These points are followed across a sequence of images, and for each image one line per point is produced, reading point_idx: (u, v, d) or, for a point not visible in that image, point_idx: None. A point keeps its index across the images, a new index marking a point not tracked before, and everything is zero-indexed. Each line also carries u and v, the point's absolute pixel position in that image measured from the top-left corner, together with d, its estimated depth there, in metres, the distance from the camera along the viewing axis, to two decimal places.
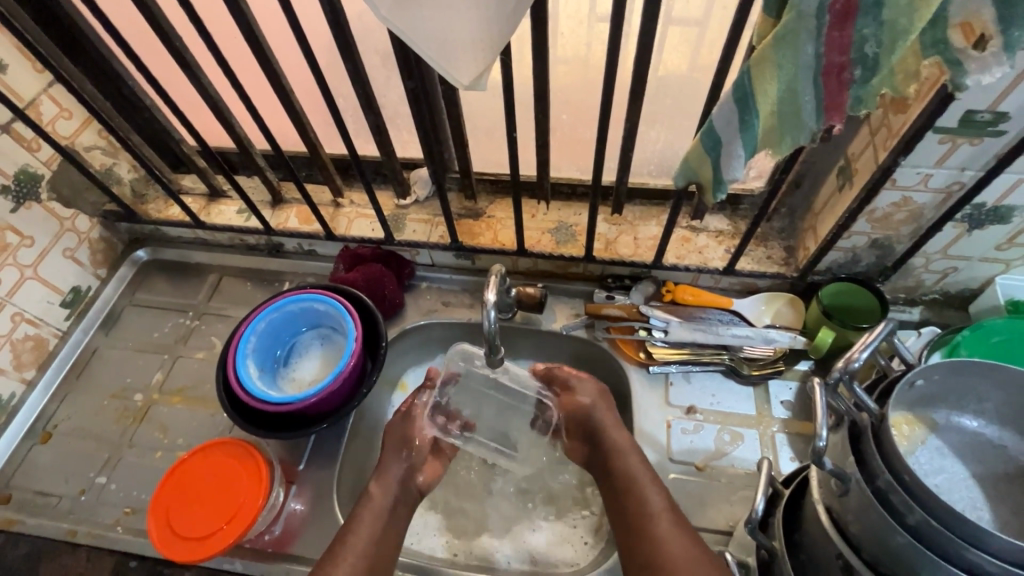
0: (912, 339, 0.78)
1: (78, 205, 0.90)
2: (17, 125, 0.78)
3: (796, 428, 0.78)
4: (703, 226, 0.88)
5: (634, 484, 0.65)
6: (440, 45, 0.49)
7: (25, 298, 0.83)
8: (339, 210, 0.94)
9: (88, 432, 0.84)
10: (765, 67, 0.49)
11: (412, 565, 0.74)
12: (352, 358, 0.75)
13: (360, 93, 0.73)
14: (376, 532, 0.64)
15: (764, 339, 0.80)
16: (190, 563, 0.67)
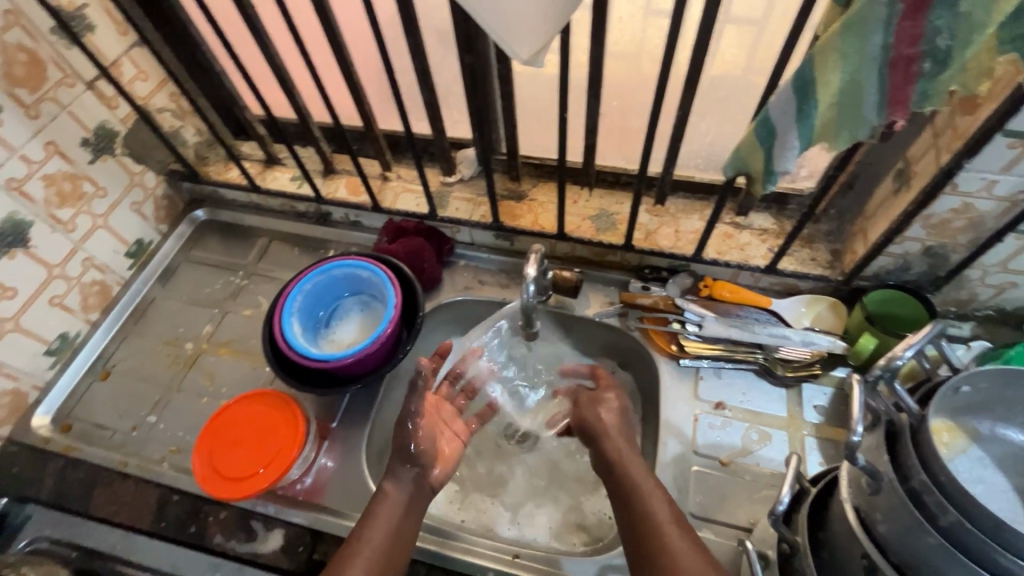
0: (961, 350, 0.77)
1: (147, 161, 0.95)
2: (100, 83, 0.84)
3: (828, 433, 0.77)
4: (747, 223, 0.86)
5: (639, 495, 0.62)
6: (505, 19, 0.50)
7: (95, 245, 0.89)
8: (386, 183, 0.97)
9: (142, 375, 0.90)
10: (828, 55, 0.48)
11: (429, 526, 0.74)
12: (391, 325, 0.78)
13: (418, 67, 0.74)
14: (398, 520, 0.64)
15: (802, 340, 0.78)
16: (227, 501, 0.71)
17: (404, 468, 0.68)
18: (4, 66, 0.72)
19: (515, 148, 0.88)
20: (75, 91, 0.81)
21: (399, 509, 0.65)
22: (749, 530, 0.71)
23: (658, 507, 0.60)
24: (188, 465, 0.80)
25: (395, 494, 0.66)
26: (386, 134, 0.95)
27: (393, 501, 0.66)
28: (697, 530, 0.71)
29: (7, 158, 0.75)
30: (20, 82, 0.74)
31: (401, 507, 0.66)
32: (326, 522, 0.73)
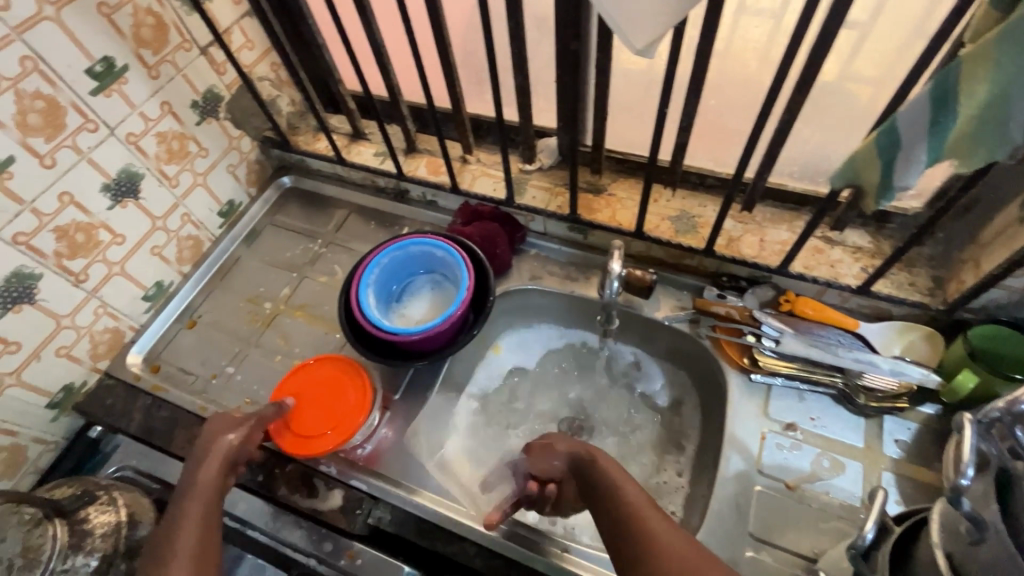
0: None
1: (245, 127, 1.01)
2: (212, 49, 0.89)
3: (909, 471, 0.72)
4: (840, 239, 0.82)
5: (629, 503, 0.58)
6: (624, 6, 0.49)
7: (193, 201, 0.95)
8: (466, 165, 0.99)
9: (224, 327, 0.95)
10: (979, 64, 0.44)
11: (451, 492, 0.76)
12: (461, 306, 0.78)
13: (515, 51, 0.74)
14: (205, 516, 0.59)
15: (891, 370, 0.74)
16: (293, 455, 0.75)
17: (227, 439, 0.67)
18: (133, 27, 0.77)
19: (600, 141, 0.86)
20: (190, 55, 0.86)
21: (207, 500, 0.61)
22: (812, 560, 0.67)
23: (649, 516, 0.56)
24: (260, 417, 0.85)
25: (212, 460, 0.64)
26: (470, 117, 0.96)
27: (200, 487, 0.61)
28: (754, 552, 0.68)
29: (128, 114, 0.80)
30: (146, 43, 0.79)
31: (211, 494, 0.61)
32: (384, 490, 0.76)
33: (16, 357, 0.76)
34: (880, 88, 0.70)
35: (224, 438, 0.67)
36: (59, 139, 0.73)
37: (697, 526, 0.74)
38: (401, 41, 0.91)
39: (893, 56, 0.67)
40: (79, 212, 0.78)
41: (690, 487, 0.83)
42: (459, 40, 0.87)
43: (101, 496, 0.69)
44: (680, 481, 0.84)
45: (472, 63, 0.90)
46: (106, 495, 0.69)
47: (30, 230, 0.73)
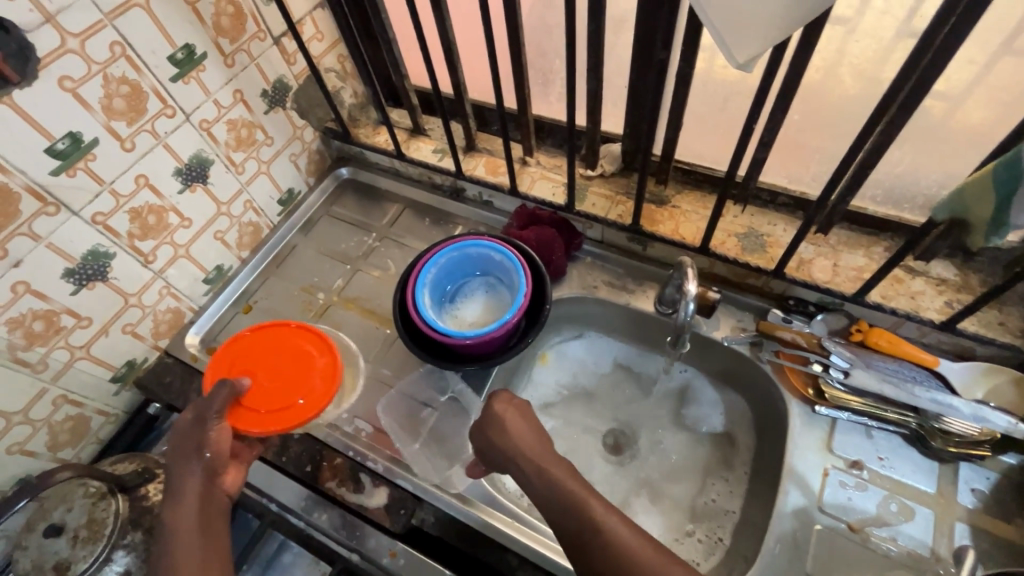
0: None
1: (309, 118, 1.01)
2: (284, 39, 0.90)
3: (986, 524, 0.67)
4: (923, 269, 0.77)
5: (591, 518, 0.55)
6: (728, 18, 0.46)
7: (256, 188, 0.97)
8: (525, 167, 0.97)
9: (279, 315, 0.97)
10: None
11: (489, 496, 0.75)
12: (518, 313, 0.77)
13: (591, 56, 0.72)
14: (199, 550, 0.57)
15: (973, 414, 0.69)
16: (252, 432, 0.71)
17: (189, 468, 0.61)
18: (214, 16, 0.78)
19: (670, 151, 0.83)
20: (264, 45, 0.87)
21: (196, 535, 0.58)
22: None
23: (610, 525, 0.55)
24: None
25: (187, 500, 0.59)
26: (534, 118, 0.94)
27: (179, 529, 0.58)
28: None
29: (203, 101, 0.82)
30: (224, 32, 0.80)
31: (193, 532, 0.58)
32: (427, 491, 0.75)
33: (87, 332, 0.78)
34: (964, 105, 0.65)
35: (190, 471, 0.61)
36: (139, 123, 0.75)
37: (749, 560, 0.71)
38: (471, 40, 0.90)
39: (975, 71, 0.63)
40: (153, 194, 0.80)
41: (739, 513, 0.80)
42: (530, 40, 0.85)
43: (160, 474, 0.71)
44: (729, 508, 0.81)
45: (540, 65, 0.88)
46: (164, 473, 0.71)
47: (107, 210, 0.75)
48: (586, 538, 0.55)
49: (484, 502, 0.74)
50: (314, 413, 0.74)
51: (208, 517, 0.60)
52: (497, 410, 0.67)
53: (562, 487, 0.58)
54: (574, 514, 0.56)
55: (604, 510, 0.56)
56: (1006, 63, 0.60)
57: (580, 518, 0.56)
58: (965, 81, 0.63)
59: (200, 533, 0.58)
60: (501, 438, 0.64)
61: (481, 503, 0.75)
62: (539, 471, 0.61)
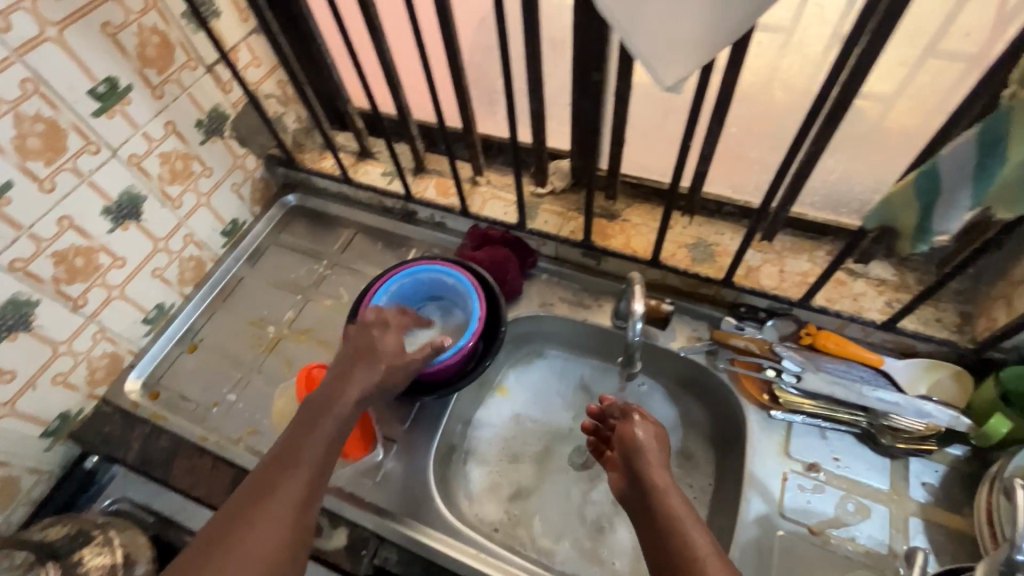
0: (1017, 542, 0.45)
1: (250, 145, 0.98)
2: (218, 66, 0.87)
3: (938, 517, 0.69)
4: (863, 271, 0.79)
5: (679, 532, 0.55)
6: (653, 42, 0.46)
7: (196, 222, 0.93)
8: (476, 187, 0.96)
9: (226, 351, 0.93)
10: None
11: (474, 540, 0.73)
12: (473, 337, 0.76)
13: (532, 76, 0.72)
14: (301, 489, 0.55)
15: (916, 411, 0.71)
16: None
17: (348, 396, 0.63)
18: (138, 47, 0.75)
19: (615, 166, 0.84)
20: (196, 74, 0.84)
21: (307, 477, 0.57)
22: None
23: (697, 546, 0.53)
24: (262, 449, 0.81)
25: (315, 435, 0.60)
26: (481, 138, 0.93)
27: (307, 452, 0.58)
28: None
29: (131, 135, 0.78)
30: (150, 63, 0.77)
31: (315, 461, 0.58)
32: (395, 530, 0.73)
33: (9, 387, 0.73)
34: (887, 113, 0.67)
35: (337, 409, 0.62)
36: (59, 162, 0.70)
37: None
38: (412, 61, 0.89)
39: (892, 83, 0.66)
40: (79, 236, 0.75)
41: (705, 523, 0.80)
42: (472, 61, 0.85)
43: (96, 536, 0.66)
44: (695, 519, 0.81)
45: (484, 85, 0.87)
46: (101, 535, 0.66)
47: (27, 255, 0.70)
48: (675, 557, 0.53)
49: (471, 547, 0.72)
50: None
51: (324, 468, 0.59)
52: (634, 417, 0.68)
53: (668, 500, 0.58)
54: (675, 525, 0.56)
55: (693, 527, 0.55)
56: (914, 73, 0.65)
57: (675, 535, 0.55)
58: None
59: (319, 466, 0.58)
60: (629, 438, 0.66)
61: (467, 547, 0.72)
62: (647, 481, 0.61)
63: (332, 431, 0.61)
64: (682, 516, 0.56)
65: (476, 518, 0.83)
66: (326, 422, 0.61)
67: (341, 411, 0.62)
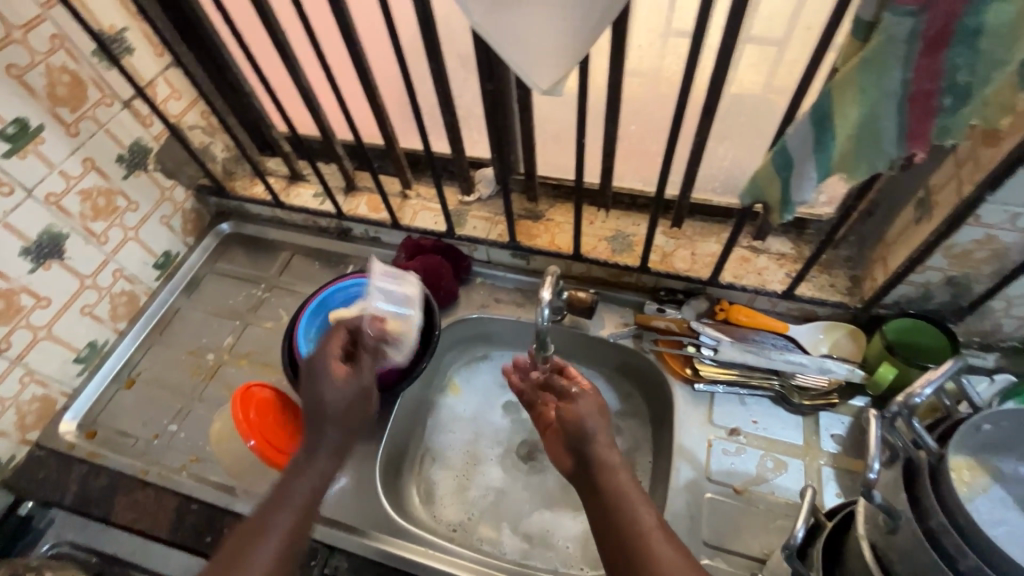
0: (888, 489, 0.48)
1: (177, 177, 0.99)
2: (136, 102, 0.88)
3: (846, 464, 0.75)
4: (764, 247, 0.86)
5: (626, 501, 0.60)
6: (526, 51, 0.51)
7: (125, 256, 0.92)
8: (406, 201, 0.99)
9: (166, 383, 0.92)
10: (846, 90, 0.48)
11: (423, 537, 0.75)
12: (408, 340, 0.79)
13: (440, 90, 0.76)
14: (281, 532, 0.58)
15: (819, 368, 0.78)
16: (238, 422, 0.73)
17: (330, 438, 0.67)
18: (48, 86, 0.76)
19: (531, 169, 0.89)
20: (113, 110, 0.85)
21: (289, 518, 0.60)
22: (762, 561, 0.70)
23: (642, 515, 0.58)
24: (206, 475, 0.82)
25: (298, 484, 0.63)
26: (406, 153, 0.97)
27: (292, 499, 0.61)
28: (710, 559, 0.70)
29: (48, 174, 0.78)
30: (62, 101, 0.78)
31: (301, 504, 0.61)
32: (343, 538, 0.74)
33: None
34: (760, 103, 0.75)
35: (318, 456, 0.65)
36: None
37: None
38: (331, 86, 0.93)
39: (761, 76, 0.74)
40: None
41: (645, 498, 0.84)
42: (389, 80, 0.89)
43: None
44: None
45: (402, 103, 0.91)
46: None
47: None
48: (620, 526, 0.58)
49: (420, 545, 0.74)
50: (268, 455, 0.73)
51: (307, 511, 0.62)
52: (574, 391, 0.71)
53: (618, 476, 0.63)
54: (624, 495, 0.61)
55: (638, 499, 0.60)
56: (779, 66, 0.73)
57: (623, 506, 0.60)
58: (754, 82, 0.75)
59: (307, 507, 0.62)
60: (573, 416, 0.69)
61: (417, 546, 0.74)
62: (597, 456, 0.65)
63: (315, 476, 0.64)
64: (630, 489, 0.61)
65: (439, 520, 0.85)
66: (310, 471, 0.64)
67: (323, 456, 0.66)
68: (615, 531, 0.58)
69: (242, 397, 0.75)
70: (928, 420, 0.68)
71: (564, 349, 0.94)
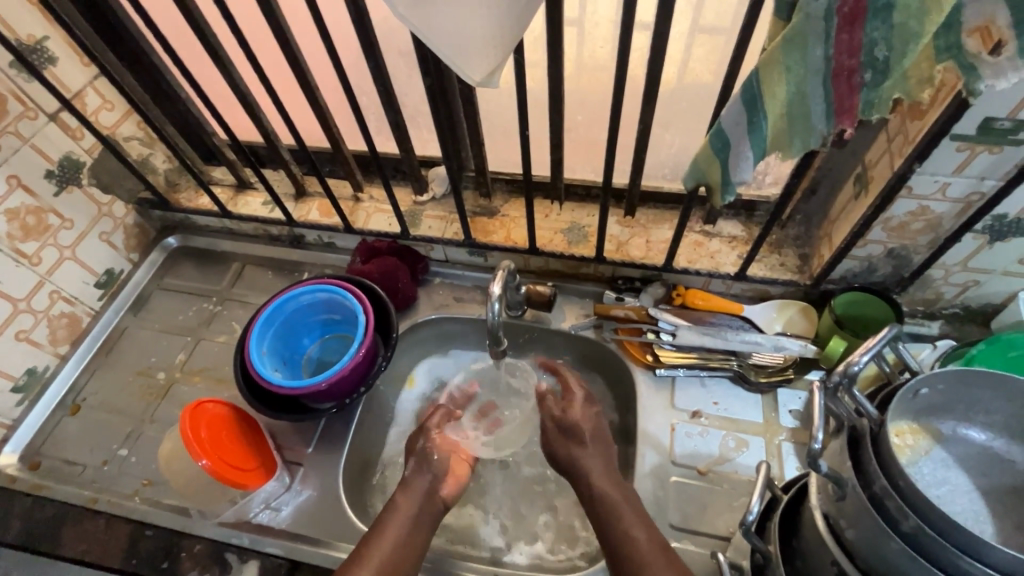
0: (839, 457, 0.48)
1: (116, 191, 0.94)
2: (63, 114, 0.83)
3: (804, 438, 0.77)
4: (716, 231, 0.87)
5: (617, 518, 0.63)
6: (458, 43, 0.50)
7: (63, 277, 0.88)
8: (359, 204, 0.97)
9: (114, 407, 0.88)
10: (773, 68, 0.49)
11: None
12: (364, 345, 0.77)
13: (381, 89, 0.74)
14: (397, 544, 0.64)
15: (774, 346, 0.79)
16: (187, 441, 0.70)
17: (419, 478, 0.71)
18: None
19: (483, 165, 0.88)
20: (37, 123, 0.80)
21: (401, 531, 0.65)
22: (728, 539, 0.71)
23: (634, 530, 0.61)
24: (160, 499, 0.78)
25: (404, 506, 0.68)
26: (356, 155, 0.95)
27: (393, 522, 0.66)
28: (677, 542, 0.71)
29: None
30: None
31: (405, 526, 0.66)
32: (306, 552, 0.72)
33: None
34: None
35: (417, 479, 0.71)
36: None
37: None
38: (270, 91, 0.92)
39: None
40: None
41: None
42: None
43: None
44: None
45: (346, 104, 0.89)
46: None
47: None
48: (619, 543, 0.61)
49: None
50: (223, 475, 0.70)
51: (417, 523, 0.67)
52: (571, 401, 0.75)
53: (613, 494, 0.66)
54: (615, 514, 0.64)
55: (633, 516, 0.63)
56: None
57: (616, 524, 0.63)
58: None
59: (408, 531, 0.66)
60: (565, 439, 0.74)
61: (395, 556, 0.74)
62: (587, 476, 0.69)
63: (426, 503, 0.69)
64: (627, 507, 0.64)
65: None
66: (412, 493, 0.70)
67: (427, 478, 0.71)
68: (616, 550, 0.61)
69: (191, 414, 0.72)
70: (868, 388, 0.73)
71: (527, 343, 0.94)
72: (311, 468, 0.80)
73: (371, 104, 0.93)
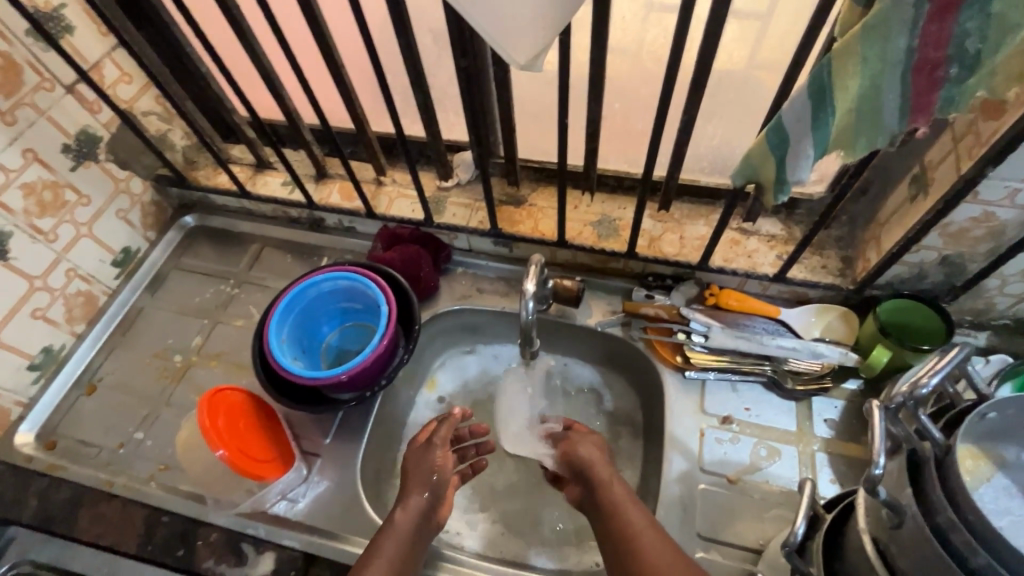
0: (896, 483, 0.45)
1: (133, 167, 0.92)
2: (80, 86, 0.80)
3: (841, 449, 0.74)
4: (754, 229, 0.83)
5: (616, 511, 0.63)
6: (502, 22, 0.46)
7: (79, 254, 0.86)
8: (381, 187, 0.94)
9: (130, 388, 0.87)
10: (848, 60, 0.45)
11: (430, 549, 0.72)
12: (385, 337, 0.75)
13: (411, 70, 0.70)
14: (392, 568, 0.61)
15: (812, 353, 0.76)
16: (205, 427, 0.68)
17: (416, 496, 0.66)
18: None
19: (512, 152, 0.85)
20: (54, 95, 0.78)
21: (400, 548, 0.62)
22: (758, 552, 0.68)
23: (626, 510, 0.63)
24: (176, 485, 0.77)
25: (402, 525, 0.64)
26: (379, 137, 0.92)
27: (395, 536, 0.63)
28: (704, 553, 0.69)
29: None
30: None
31: (406, 542, 0.63)
32: (323, 546, 0.71)
33: None
34: None
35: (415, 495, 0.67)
36: None
37: None
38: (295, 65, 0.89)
39: None
40: None
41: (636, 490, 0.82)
42: None
43: None
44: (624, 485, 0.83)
45: None
46: None
47: None
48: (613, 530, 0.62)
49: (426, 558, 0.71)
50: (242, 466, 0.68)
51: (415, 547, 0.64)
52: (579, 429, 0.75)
53: (618, 503, 0.64)
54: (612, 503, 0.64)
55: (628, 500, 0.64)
56: None
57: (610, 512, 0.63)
58: None
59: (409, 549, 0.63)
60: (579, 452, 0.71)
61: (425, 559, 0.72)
62: (605, 494, 0.65)
63: (426, 519, 0.66)
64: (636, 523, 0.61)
65: None
66: (409, 511, 0.65)
67: (426, 498, 0.67)
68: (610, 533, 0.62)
69: (212, 401, 0.70)
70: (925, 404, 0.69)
71: (551, 339, 0.91)
72: (330, 460, 0.78)
73: (398, 85, 0.90)
